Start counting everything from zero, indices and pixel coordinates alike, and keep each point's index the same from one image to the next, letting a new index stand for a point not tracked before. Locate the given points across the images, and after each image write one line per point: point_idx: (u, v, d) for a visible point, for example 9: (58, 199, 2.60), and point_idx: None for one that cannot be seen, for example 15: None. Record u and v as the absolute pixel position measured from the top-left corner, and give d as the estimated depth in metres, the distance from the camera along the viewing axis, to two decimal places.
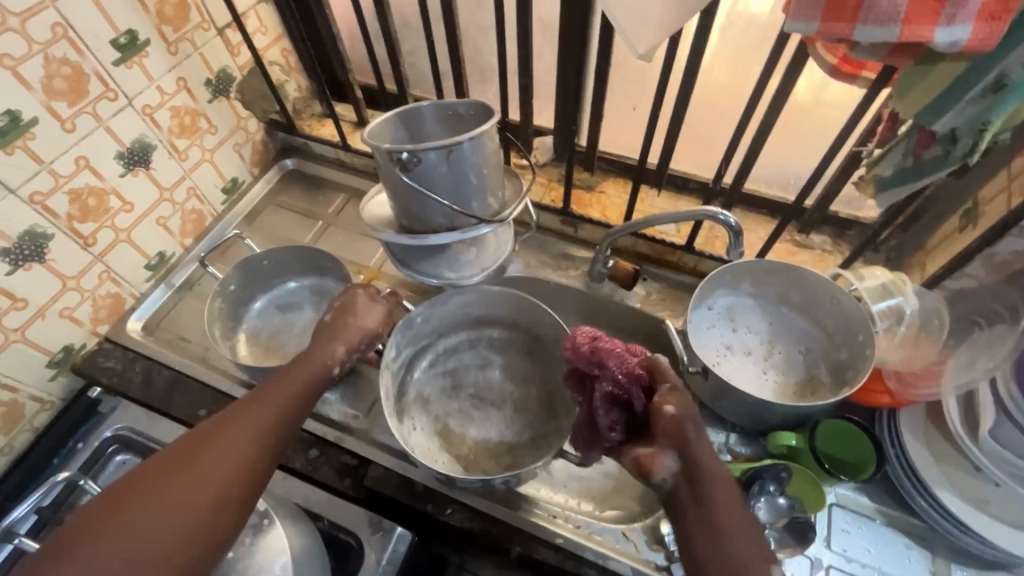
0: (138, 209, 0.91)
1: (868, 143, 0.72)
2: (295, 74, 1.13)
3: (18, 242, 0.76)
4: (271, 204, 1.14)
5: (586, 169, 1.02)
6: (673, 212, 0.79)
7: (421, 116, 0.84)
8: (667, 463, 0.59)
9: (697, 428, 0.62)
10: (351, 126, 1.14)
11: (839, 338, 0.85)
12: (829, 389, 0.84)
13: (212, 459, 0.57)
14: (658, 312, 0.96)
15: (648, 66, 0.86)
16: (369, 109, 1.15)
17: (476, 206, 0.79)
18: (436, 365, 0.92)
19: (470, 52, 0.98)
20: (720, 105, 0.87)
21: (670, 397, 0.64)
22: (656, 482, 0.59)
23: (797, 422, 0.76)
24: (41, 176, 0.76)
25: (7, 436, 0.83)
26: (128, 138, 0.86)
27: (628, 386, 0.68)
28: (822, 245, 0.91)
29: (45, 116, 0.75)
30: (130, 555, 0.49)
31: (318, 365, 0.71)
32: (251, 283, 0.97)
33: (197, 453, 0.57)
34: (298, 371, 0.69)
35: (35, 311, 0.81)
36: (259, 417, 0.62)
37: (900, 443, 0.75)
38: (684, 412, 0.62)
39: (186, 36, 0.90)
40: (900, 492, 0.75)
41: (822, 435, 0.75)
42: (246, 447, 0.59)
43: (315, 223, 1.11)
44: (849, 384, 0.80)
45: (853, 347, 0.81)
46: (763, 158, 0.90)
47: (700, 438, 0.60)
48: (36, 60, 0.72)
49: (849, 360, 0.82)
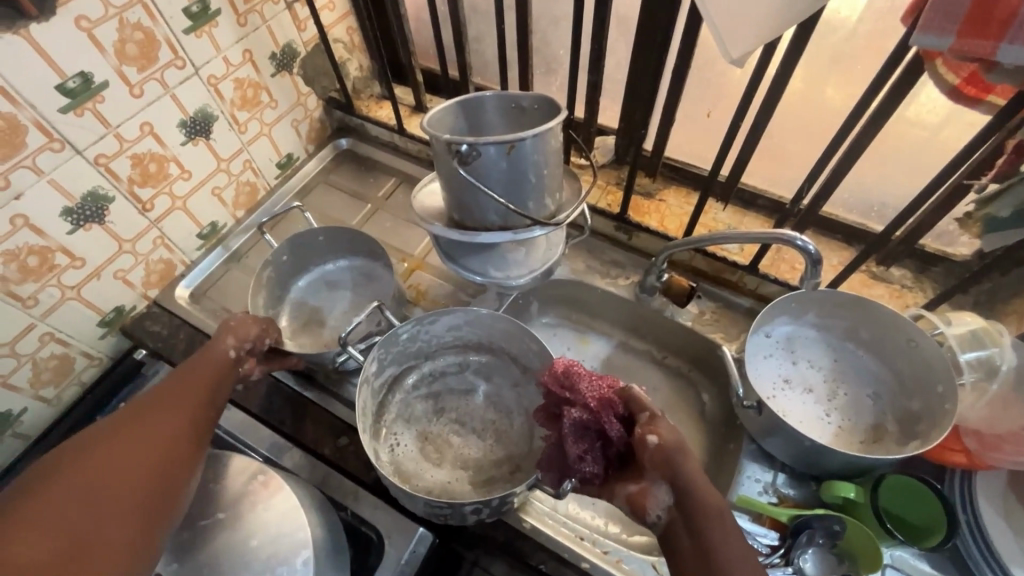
0: (195, 177, 0.92)
1: (979, 175, 0.64)
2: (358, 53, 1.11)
3: (81, 203, 0.77)
4: (322, 182, 1.14)
5: (648, 175, 0.97)
6: (744, 232, 0.73)
7: (484, 108, 0.81)
8: (660, 497, 0.58)
9: (689, 460, 0.59)
10: (408, 110, 1.12)
11: (911, 385, 0.78)
12: (894, 441, 0.76)
13: (104, 458, 0.56)
14: (710, 333, 0.90)
15: (730, 71, 0.80)
16: (428, 94, 1.12)
17: (531, 207, 0.75)
18: (420, 387, 0.89)
19: (539, 42, 0.94)
20: (805, 118, 0.80)
21: (653, 427, 0.61)
22: (652, 521, 0.59)
23: (857, 473, 0.70)
24: (107, 140, 0.77)
25: (56, 387, 0.85)
26: (192, 108, 0.87)
27: (602, 415, 0.65)
28: (902, 280, 0.83)
29: (115, 80, 0.75)
30: (65, 537, 0.49)
31: (218, 358, 0.71)
32: (300, 257, 0.96)
33: (86, 455, 0.56)
34: (200, 366, 0.69)
35: (92, 271, 0.83)
36: (163, 423, 0.61)
37: (973, 508, 0.66)
38: (671, 443, 0.59)
39: (256, 8, 0.89)
40: (966, 563, 0.67)
41: (884, 490, 0.68)
42: (146, 446, 0.58)
43: (364, 205, 1.10)
44: (920, 438, 0.73)
45: (928, 397, 0.75)
46: (846, 180, 0.82)
47: (690, 468, 0.58)
48: (111, 24, 0.72)
49: (922, 411, 0.75)
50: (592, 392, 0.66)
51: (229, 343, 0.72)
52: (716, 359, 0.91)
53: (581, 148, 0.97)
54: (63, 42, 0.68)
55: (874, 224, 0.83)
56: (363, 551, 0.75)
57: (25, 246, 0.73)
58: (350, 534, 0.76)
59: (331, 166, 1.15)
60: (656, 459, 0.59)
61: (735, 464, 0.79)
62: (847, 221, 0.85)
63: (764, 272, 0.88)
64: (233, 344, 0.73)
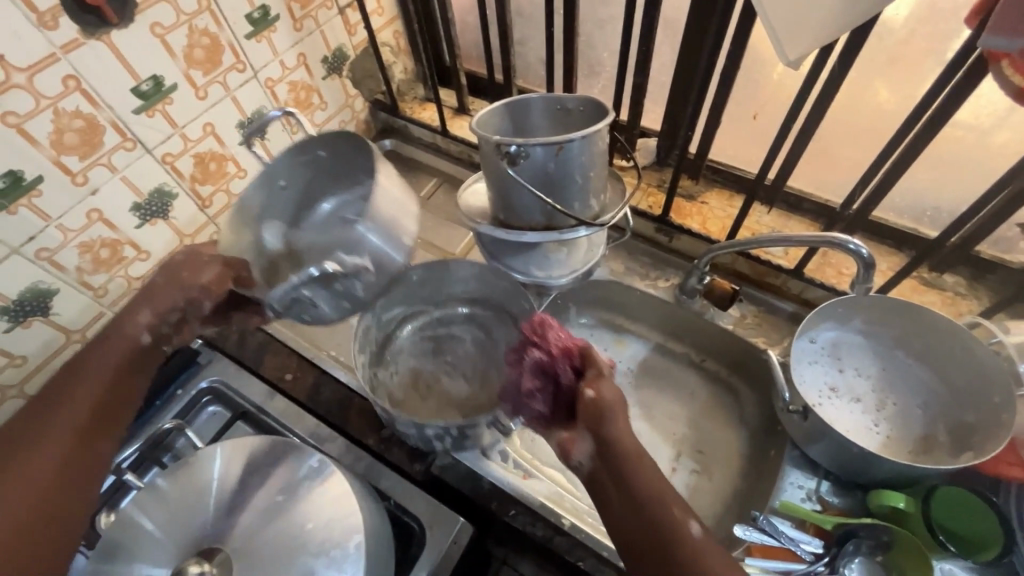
0: (249, 175, 0.96)
1: None
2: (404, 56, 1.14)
3: (148, 198, 0.82)
4: None
5: (691, 177, 0.97)
6: (792, 235, 0.73)
7: (530, 110, 0.82)
8: (583, 447, 0.60)
9: (618, 405, 0.61)
10: (451, 111, 1.14)
11: (966, 395, 0.76)
12: (947, 451, 0.74)
13: (34, 463, 0.60)
14: (752, 336, 0.89)
15: (779, 73, 0.80)
16: (471, 97, 1.14)
17: (577, 207, 0.77)
18: (425, 330, 0.92)
19: (584, 45, 0.95)
20: (857, 121, 0.79)
21: (595, 381, 0.64)
22: (574, 465, 0.60)
23: (905, 482, 0.69)
24: (174, 139, 0.82)
25: None
26: (249, 109, 0.91)
27: (561, 360, 0.68)
28: (955, 287, 0.81)
29: (183, 83, 0.80)
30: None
31: (127, 339, 0.70)
32: (312, 184, 0.81)
33: (11, 465, 0.59)
34: (108, 349, 0.68)
35: (156, 263, 0.88)
36: (65, 416, 0.63)
37: None
38: (612, 399, 0.62)
39: (312, 14, 0.93)
40: None
41: (936, 502, 0.67)
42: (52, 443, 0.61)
43: None
44: (974, 451, 0.71)
45: (984, 408, 0.72)
46: (898, 183, 0.81)
47: (619, 420, 0.59)
48: (182, 30, 0.76)
49: (977, 422, 0.73)
50: (555, 341, 0.70)
51: (140, 322, 0.71)
52: (759, 364, 0.90)
53: (624, 150, 0.98)
54: (139, 47, 0.73)
55: (929, 230, 0.81)
56: (405, 541, 0.77)
57: (98, 239, 0.78)
58: (393, 524, 0.78)
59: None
60: (589, 406, 0.61)
61: (777, 470, 0.78)
62: (898, 226, 0.83)
63: (809, 277, 0.87)
64: (147, 322, 0.71)
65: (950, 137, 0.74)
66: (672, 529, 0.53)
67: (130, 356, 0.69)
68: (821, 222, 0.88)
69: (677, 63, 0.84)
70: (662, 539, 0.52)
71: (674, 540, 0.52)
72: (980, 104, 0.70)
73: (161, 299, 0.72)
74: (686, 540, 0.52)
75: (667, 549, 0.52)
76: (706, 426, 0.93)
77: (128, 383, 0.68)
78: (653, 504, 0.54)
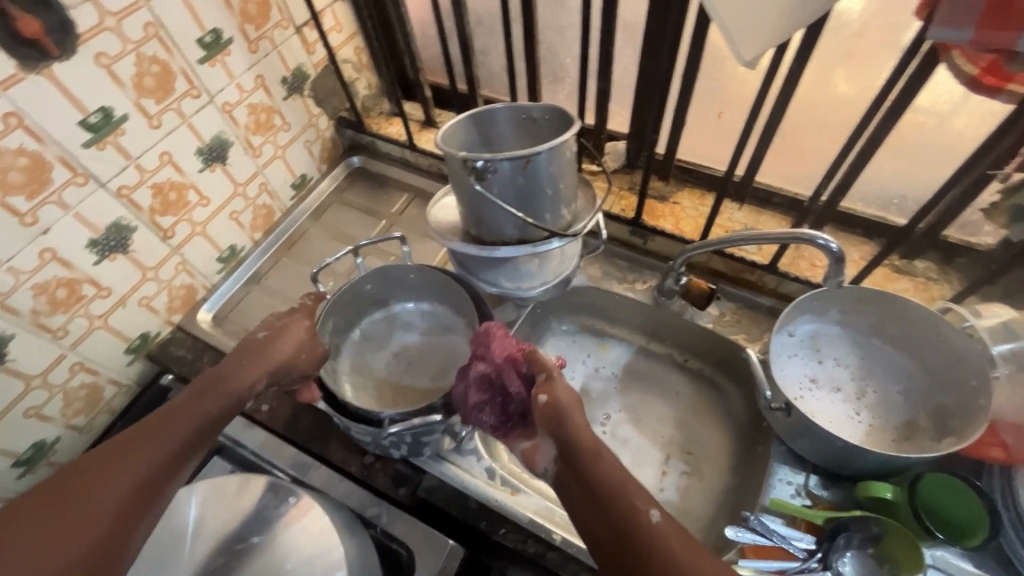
0: (213, 202, 0.93)
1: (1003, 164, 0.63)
2: (367, 72, 1.12)
3: (105, 234, 0.79)
4: (337, 201, 1.15)
5: (661, 178, 0.97)
6: (763, 232, 0.73)
7: (497, 122, 0.81)
8: (546, 452, 0.64)
9: (572, 403, 0.64)
10: (419, 125, 1.13)
11: (944, 380, 0.76)
12: (929, 437, 0.75)
13: (115, 481, 0.52)
14: (732, 334, 0.89)
15: (740, 71, 0.80)
16: (438, 109, 1.13)
17: (548, 218, 0.76)
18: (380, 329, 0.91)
19: (546, 52, 0.94)
20: (819, 113, 0.79)
21: (545, 386, 0.66)
22: (541, 471, 0.65)
23: (890, 471, 0.69)
24: (128, 171, 0.79)
25: (88, 415, 0.87)
26: (208, 135, 0.88)
27: (511, 367, 0.70)
28: (926, 273, 0.82)
29: (135, 113, 0.77)
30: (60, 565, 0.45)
31: (250, 381, 0.67)
32: (389, 287, 0.89)
33: (89, 479, 0.51)
34: (227, 386, 0.65)
35: (118, 299, 0.85)
36: (168, 437, 0.57)
37: (1015, 504, 0.64)
38: (561, 400, 0.64)
39: (267, 34, 0.91)
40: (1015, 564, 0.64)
41: (922, 489, 0.67)
42: (150, 458, 0.54)
43: (378, 221, 1.11)
44: (956, 435, 0.71)
45: (962, 392, 0.73)
46: (864, 173, 0.82)
47: (575, 419, 0.62)
48: (129, 59, 0.74)
49: (956, 406, 0.73)
50: (501, 349, 0.71)
51: (260, 373, 0.68)
52: (741, 361, 0.90)
53: (593, 155, 0.97)
54: (84, 79, 0.70)
55: (896, 218, 0.82)
56: (395, 569, 0.75)
57: (53, 279, 0.75)
58: (381, 553, 0.77)
59: (344, 184, 1.17)
60: (545, 406, 0.64)
61: (765, 467, 0.78)
62: (866, 216, 0.84)
63: (784, 271, 0.87)
64: (267, 376, 0.69)
65: (910, 125, 0.75)
66: (634, 518, 0.51)
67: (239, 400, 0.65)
68: (792, 216, 0.88)
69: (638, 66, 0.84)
70: (627, 529, 0.51)
71: (636, 530, 0.51)
72: (936, 92, 0.71)
73: (291, 337, 0.73)
74: (650, 531, 0.50)
75: (631, 538, 0.50)
76: (695, 427, 0.93)
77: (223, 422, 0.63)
78: (614, 496, 0.54)
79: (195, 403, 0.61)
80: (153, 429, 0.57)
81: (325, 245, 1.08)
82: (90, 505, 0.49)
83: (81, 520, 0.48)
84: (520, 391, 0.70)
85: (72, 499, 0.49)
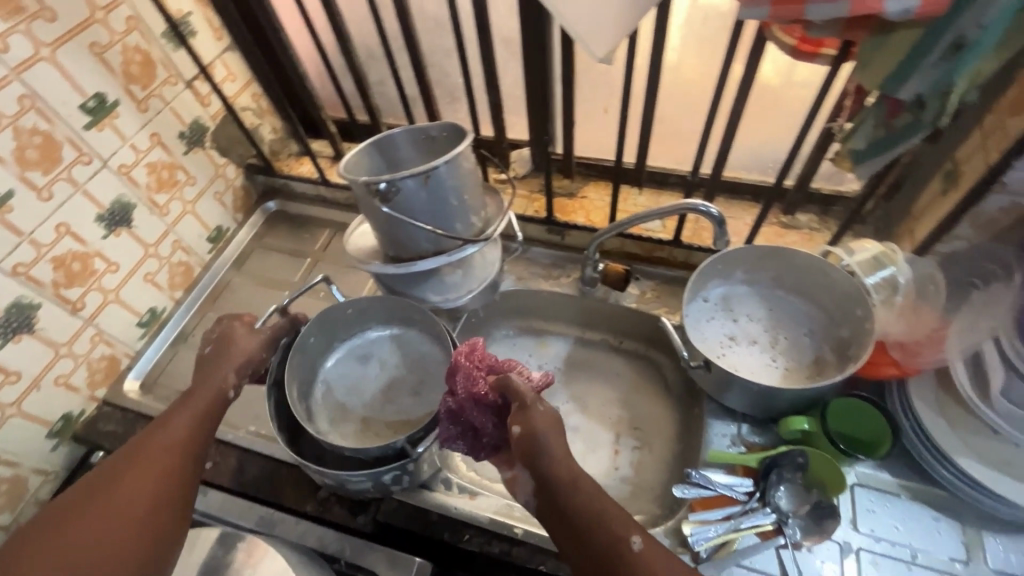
0: (123, 267, 0.91)
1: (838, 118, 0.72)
2: (269, 116, 1.13)
3: (5, 315, 0.76)
4: (258, 247, 1.14)
5: (565, 176, 1.02)
6: (657, 209, 0.79)
7: (397, 144, 0.84)
8: (525, 487, 0.64)
9: (550, 439, 0.62)
10: (328, 160, 1.15)
11: (838, 316, 0.85)
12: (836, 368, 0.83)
13: (121, 500, 0.58)
14: (653, 308, 0.95)
15: (611, 69, 0.87)
16: (345, 142, 1.15)
17: (459, 227, 0.79)
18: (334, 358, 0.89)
19: (437, 75, 0.99)
20: (688, 97, 0.88)
21: (518, 419, 0.64)
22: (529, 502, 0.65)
23: (808, 406, 0.76)
24: (22, 248, 0.77)
25: (13, 511, 0.82)
26: (107, 200, 0.87)
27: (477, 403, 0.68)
28: (810, 224, 0.91)
29: (20, 187, 0.75)
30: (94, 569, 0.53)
31: (217, 387, 0.69)
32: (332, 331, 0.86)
33: (105, 498, 0.58)
34: (200, 397, 0.68)
35: (30, 382, 0.81)
36: (162, 453, 0.62)
37: (912, 413, 0.73)
38: (533, 432, 0.63)
39: (155, 92, 0.91)
40: (920, 463, 0.74)
41: (832, 415, 0.75)
42: (148, 480, 0.59)
43: (304, 260, 1.11)
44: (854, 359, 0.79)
45: (854, 323, 0.81)
46: (739, 144, 0.90)
47: (550, 452, 0.61)
48: (6, 133, 0.73)
49: (852, 336, 0.81)
50: (466, 385, 0.69)
51: (228, 374, 0.71)
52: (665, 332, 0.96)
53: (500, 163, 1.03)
54: None
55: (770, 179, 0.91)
56: None
57: None
58: None
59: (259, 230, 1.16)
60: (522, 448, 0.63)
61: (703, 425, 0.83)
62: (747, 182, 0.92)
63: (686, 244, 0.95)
64: (233, 379, 0.71)
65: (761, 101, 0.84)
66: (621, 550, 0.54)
67: (217, 403, 0.68)
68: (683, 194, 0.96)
69: (521, 76, 0.90)
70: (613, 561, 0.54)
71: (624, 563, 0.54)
72: (779, 67, 0.80)
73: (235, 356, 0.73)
74: (630, 558, 0.54)
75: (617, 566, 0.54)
76: (651, 405, 0.96)
77: (209, 426, 0.67)
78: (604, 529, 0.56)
79: (173, 418, 0.66)
80: (141, 451, 0.62)
81: (252, 292, 1.07)
82: (102, 521, 0.56)
83: (99, 534, 0.55)
84: (487, 424, 0.70)
85: (88, 518, 0.56)
